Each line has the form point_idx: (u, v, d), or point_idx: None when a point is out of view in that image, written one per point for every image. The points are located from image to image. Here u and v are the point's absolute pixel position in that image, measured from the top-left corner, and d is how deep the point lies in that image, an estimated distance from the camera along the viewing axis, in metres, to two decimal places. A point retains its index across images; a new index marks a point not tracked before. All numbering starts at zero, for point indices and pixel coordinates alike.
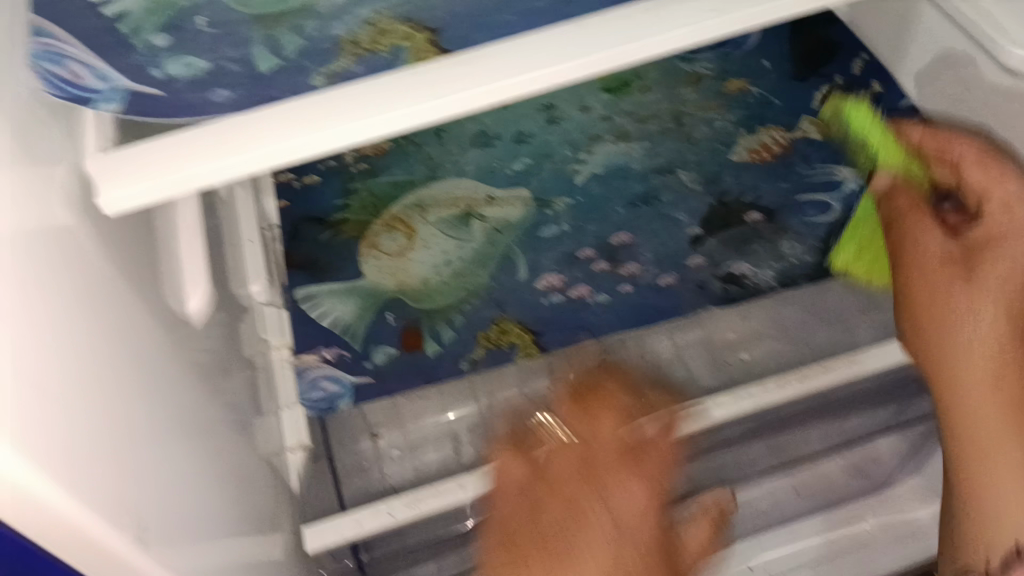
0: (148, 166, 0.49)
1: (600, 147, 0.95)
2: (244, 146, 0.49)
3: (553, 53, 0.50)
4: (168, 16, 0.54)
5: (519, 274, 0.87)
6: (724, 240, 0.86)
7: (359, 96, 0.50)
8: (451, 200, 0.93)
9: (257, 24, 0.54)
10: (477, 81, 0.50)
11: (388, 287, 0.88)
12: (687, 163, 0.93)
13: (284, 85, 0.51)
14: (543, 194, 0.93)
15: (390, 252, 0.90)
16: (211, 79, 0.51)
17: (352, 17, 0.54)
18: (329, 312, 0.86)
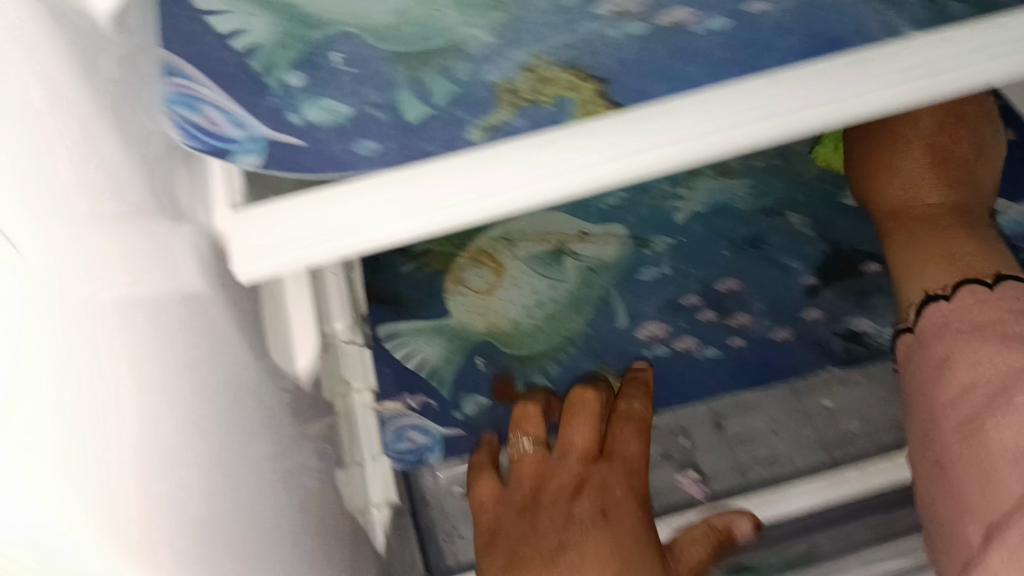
0: (283, 231, 0.45)
1: (700, 183, 0.84)
2: (384, 209, 0.45)
3: (722, 114, 0.46)
4: (301, 48, 0.47)
5: (619, 321, 0.79)
6: (843, 292, 0.80)
7: (509, 155, 0.46)
8: (542, 234, 0.82)
9: (399, 63, 0.48)
10: (639, 144, 0.46)
11: (477, 328, 0.79)
12: (798, 205, 0.83)
13: (438, 138, 0.46)
14: (643, 232, 0.82)
15: (478, 289, 0.81)
16: (355, 130, 0.46)
17: (506, 59, 0.48)
18: (414, 353, 0.79)
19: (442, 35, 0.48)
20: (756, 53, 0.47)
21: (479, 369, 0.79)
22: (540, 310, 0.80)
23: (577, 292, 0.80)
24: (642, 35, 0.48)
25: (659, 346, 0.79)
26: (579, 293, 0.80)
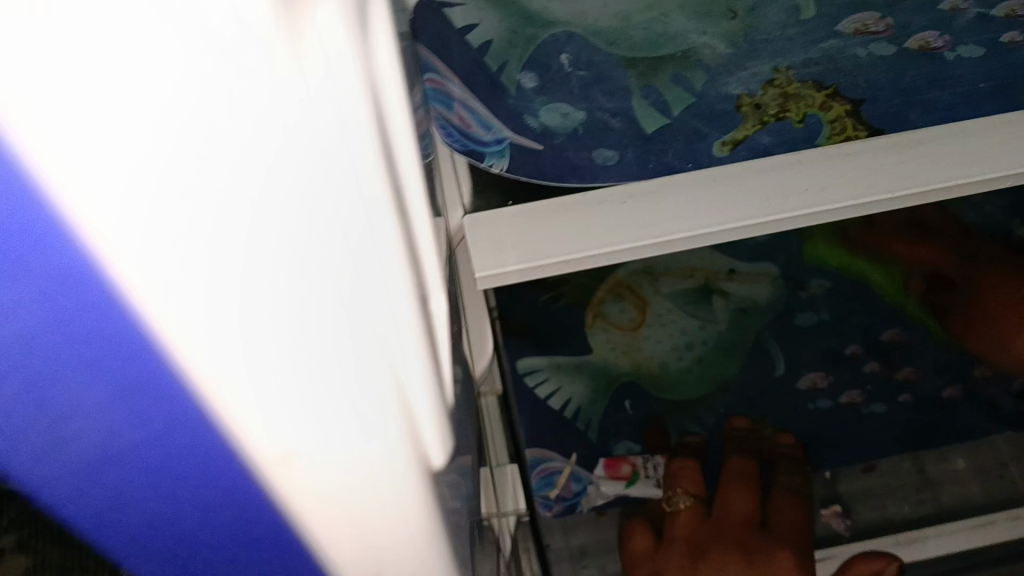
0: (532, 232, 0.42)
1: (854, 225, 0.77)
2: (633, 221, 0.42)
3: (978, 153, 0.43)
4: (531, 48, 0.46)
5: (775, 370, 0.74)
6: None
7: (769, 172, 0.43)
8: (687, 269, 0.79)
9: (631, 69, 0.46)
10: (902, 172, 0.43)
11: (623, 367, 0.75)
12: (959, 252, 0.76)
13: (680, 152, 0.43)
14: (794, 274, 0.78)
15: (621, 325, 0.76)
16: (593, 137, 0.43)
17: (746, 72, 0.45)
18: (561, 393, 0.73)
19: (677, 44, 0.47)
20: (1018, 85, 0.45)
21: (628, 413, 0.73)
22: (690, 352, 0.75)
23: (729, 335, 0.76)
24: (889, 56, 0.46)
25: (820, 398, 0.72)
26: (732, 338, 0.76)
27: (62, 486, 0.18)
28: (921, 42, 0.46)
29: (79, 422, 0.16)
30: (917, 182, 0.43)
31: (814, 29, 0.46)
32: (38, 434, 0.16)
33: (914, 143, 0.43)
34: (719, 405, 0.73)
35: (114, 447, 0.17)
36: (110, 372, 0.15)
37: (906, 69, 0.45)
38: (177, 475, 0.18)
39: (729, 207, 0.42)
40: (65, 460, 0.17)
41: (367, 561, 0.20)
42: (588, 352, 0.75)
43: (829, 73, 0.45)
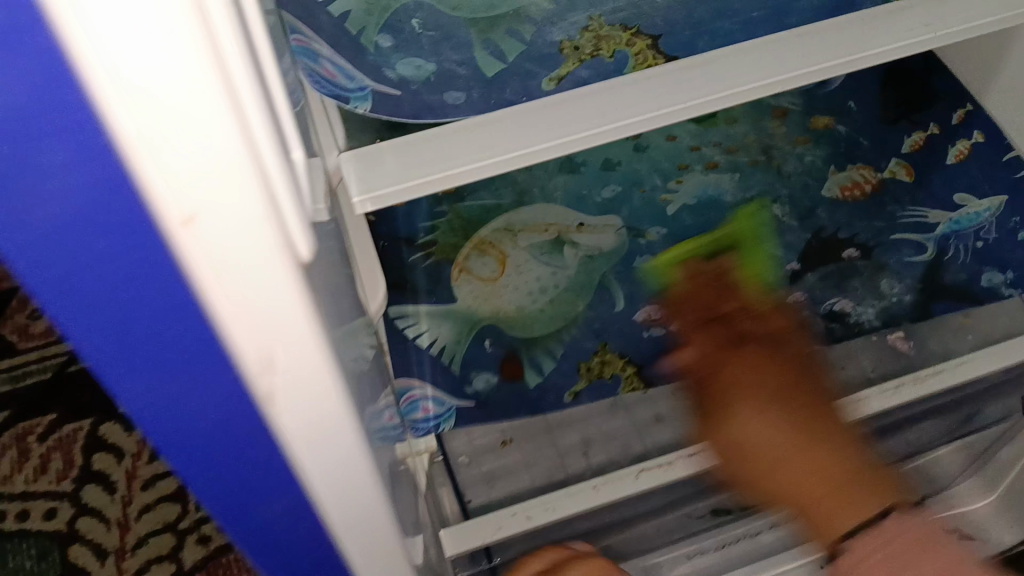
0: (412, 160, 0.49)
1: (690, 177, 0.91)
2: (488, 143, 0.49)
3: (763, 66, 0.51)
4: (384, 16, 0.54)
5: (615, 305, 0.84)
6: (825, 276, 0.85)
7: (590, 96, 0.51)
8: (544, 225, 0.88)
9: (472, 28, 0.55)
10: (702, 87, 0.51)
11: (483, 313, 0.83)
12: (780, 196, 0.89)
13: (516, 88, 0.52)
14: (637, 223, 0.88)
15: (482, 277, 0.85)
16: (441, 82, 0.52)
17: (568, 23, 0.55)
18: (429, 335, 0.81)
19: (508, 5, 0.56)
20: (783, 12, 0.54)
21: (487, 351, 0.81)
22: (544, 297, 0.84)
23: (577, 279, 0.85)
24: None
25: (655, 326, 0.83)
26: (579, 280, 0.85)
27: (31, 254, 0.23)
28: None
29: (60, 187, 0.22)
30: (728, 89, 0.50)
31: None
32: (21, 194, 0.21)
33: (708, 64, 0.52)
34: (567, 336, 0.82)
35: (72, 209, 0.22)
36: (85, 141, 0.21)
37: (694, 4, 0.55)
38: (126, 242, 0.23)
39: (563, 126, 0.49)
40: (42, 219, 0.22)
41: (261, 344, 0.26)
42: (454, 301, 0.83)
43: (631, 19, 0.55)
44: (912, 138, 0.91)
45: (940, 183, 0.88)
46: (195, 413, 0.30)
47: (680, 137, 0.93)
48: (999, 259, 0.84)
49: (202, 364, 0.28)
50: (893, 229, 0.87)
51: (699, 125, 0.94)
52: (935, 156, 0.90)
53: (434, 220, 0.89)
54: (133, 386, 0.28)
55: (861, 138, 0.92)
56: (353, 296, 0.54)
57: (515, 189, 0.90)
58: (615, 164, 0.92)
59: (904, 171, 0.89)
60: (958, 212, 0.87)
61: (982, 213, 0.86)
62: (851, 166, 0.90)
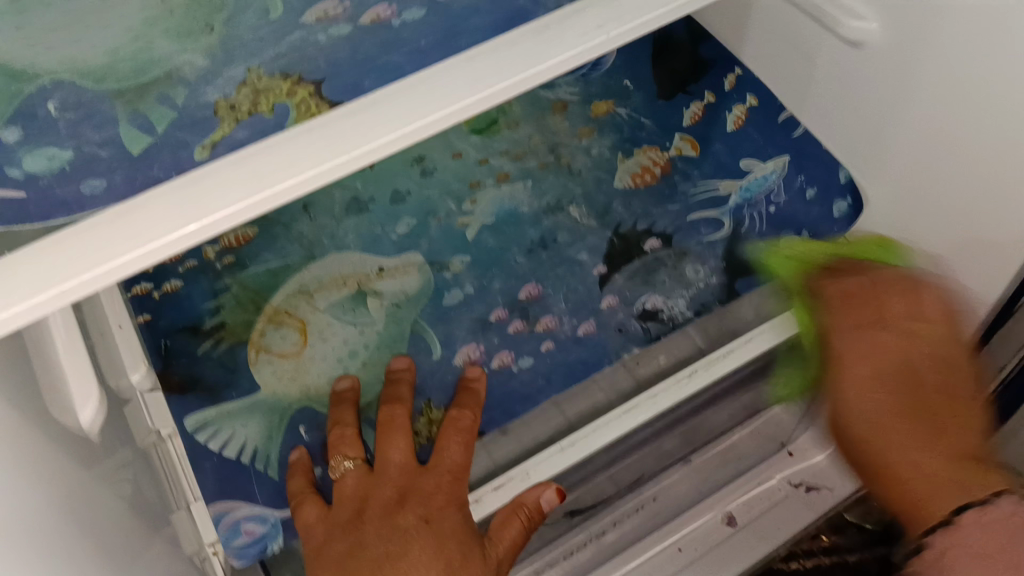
0: (41, 259, 0.42)
1: (483, 195, 0.79)
2: (138, 235, 0.43)
3: (440, 95, 0.47)
4: (14, 105, 0.48)
5: (432, 354, 0.70)
6: (631, 275, 0.73)
7: (241, 167, 0.45)
8: (340, 279, 0.74)
9: (118, 99, 0.49)
10: (366, 130, 0.46)
11: (292, 396, 0.69)
12: (575, 197, 0.78)
13: (164, 163, 0.46)
14: (438, 255, 0.75)
15: (284, 353, 0.70)
16: (79, 170, 0.46)
17: (224, 78, 0.49)
18: (232, 440, 0.66)
19: (160, 67, 0.50)
20: (453, 36, 0.50)
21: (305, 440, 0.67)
22: (355, 361, 0.70)
23: (386, 333, 0.71)
24: (347, 35, 0.51)
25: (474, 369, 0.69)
26: (388, 335, 0.71)
27: None
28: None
29: None
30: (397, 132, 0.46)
31: (281, 28, 0.51)
32: None
33: (373, 107, 0.47)
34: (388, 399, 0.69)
35: None
36: None
37: (360, 41, 0.50)
38: None
39: (225, 197, 0.44)
40: None
41: None
42: (256, 391, 0.69)
43: (296, 64, 0.49)
44: (691, 110, 0.82)
45: (727, 156, 0.78)
46: None
47: (465, 153, 0.81)
48: (795, 219, 0.74)
49: None
50: (690, 210, 0.76)
51: (482, 138, 0.83)
52: (711, 129, 0.80)
53: (217, 297, 0.74)
54: None
55: (646, 122, 0.82)
56: (21, 416, 0.48)
57: (302, 243, 0.76)
58: (403, 195, 0.79)
59: (688, 146, 0.80)
60: (746, 177, 0.77)
61: (770, 177, 0.76)
62: (638, 151, 0.80)
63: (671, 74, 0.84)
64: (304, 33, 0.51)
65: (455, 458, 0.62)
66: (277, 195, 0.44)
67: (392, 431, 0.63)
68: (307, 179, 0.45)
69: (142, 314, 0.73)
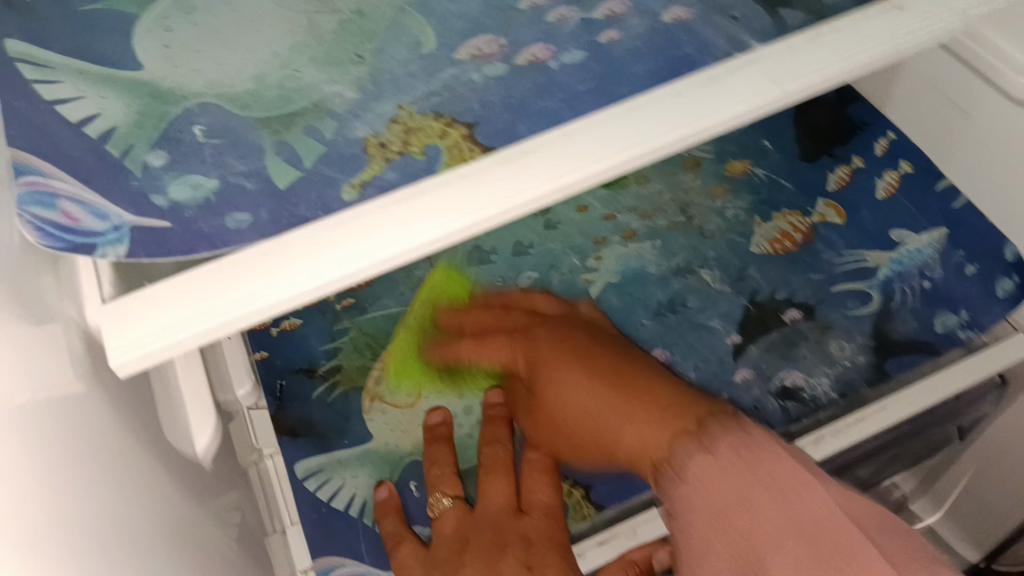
0: (184, 296, 0.42)
1: (607, 252, 0.75)
2: (285, 277, 0.42)
3: (602, 141, 0.43)
4: (159, 128, 0.45)
5: None
6: (768, 347, 0.69)
7: (389, 210, 0.43)
8: (459, 330, 0.70)
9: (263, 128, 0.46)
10: (527, 181, 0.43)
11: (404, 448, 0.66)
12: (707, 259, 0.74)
13: (310, 200, 0.44)
14: (558, 310, 0.71)
15: (399, 403, 0.68)
16: (224, 203, 0.44)
17: (373, 114, 0.47)
18: (341, 491, 0.64)
19: (306, 97, 0.47)
20: (613, 82, 0.46)
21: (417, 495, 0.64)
22: (471, 418, 0.67)
23: None
24: (501, 75, 0.47)
25: None
26: None
27: None
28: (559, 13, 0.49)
29: None
30: (552, 182, 0.43)
31: (434, 62, 0.48)
32: None
33: (531, 152, 0.44)
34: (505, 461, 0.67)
35: None
36: None
37: (515, 83, 0.46)
38: None
39: (373, 242, 0.42)
40: None
41: None
42: (368, 441, 0.67)
43: (448, 101, 0.47)
44: (838, 173, 0.76)
45: (875, 225, 0.73)
46: None
47: (591, 205, 0.78)
48: (950, 298, 0.67)
49: None
50: (833, 281, 0.71)
51: (609, 191, 0.79)
52: (862, 196, 0.75)
53: (335, 340, 0.72)
54: None
55: (788, 183, 0.77)
56: (150, 445, 0.47)
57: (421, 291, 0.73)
58: (526, 247, 0.76)
59: (834, 212, 0.75)
60: (898, 249, 0.71)
61: (924, 249, 0.70)
62: (777, 214, 0.75)
63: (818, 134, 0.79)
64: (458, 69, 0.47)
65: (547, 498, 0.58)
66: (427, 243, 0.43)
67: (492, 473, 0.60)
68: (458, 226, 0.43)
69: (259, 350, 0.72)
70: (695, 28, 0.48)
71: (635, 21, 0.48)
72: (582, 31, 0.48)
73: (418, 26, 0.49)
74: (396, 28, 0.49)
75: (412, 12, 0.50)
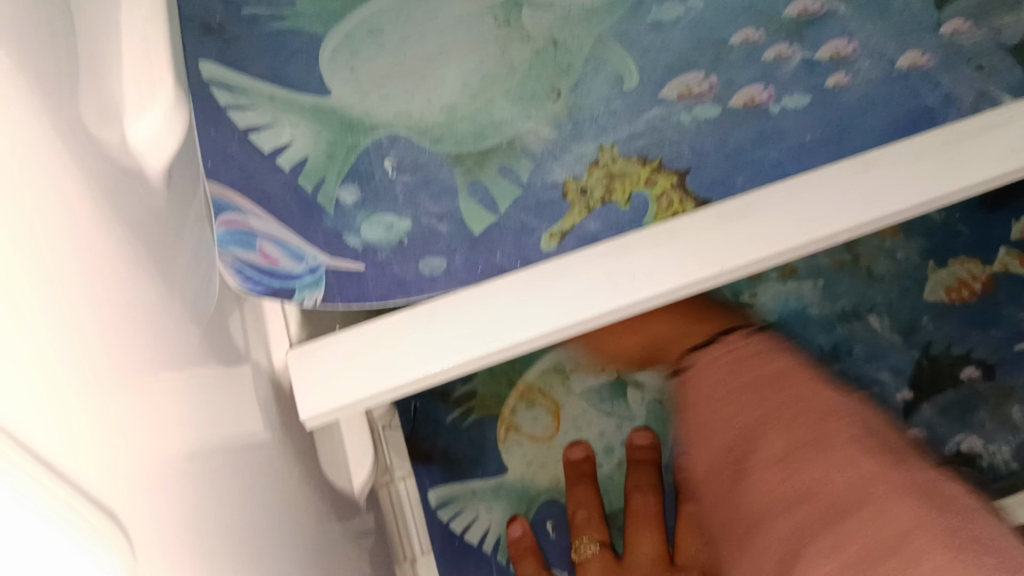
0: (370, 350, 0.40)
1: (765, 288, 0.77)
2: (478, 334, 0.40)
3: (828, 205, 0.41)
4: (350, 161, 0.45)
5: None
6: (943, 409, 0.71)
7: (595, 266, 0.40)
8: (599, 363, 0.76)
9: (458, 165, 0.45)
10: (750, 243, 0.40)
11: (541, 483, 0.72)
12: (876, 305, 0.76)
13: (508, 251, 0.42)
14: None
15: (534, 436, 0.73)
16: (418, 247, 0.42)
17: (572, 155, 0.45)
18: (477, 522, 0.70)
19: (502, 132, 0.46)
20: (845, 132, 0.44)
21: (552, 536, 0.71)
22: (610, 455, 0.73)
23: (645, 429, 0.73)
24: (715, 118, 0.45)
25: None
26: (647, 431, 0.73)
27: None
28: (779, 50, 0.47)
29: None
30: (778, 247, 0.40)
31: (638, 100, 0.46)
32: None
33: (751, 210, 0.41)
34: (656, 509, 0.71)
35: None
36: None
37: (730, 131, 0.44)
38: None
39: (583, 300, 0.40)
40: None
41: None
42: (504, 472, 0.72)
43: (654, 144, 0.44)
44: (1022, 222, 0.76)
45: None
46: None
47: None
48: None
49: None
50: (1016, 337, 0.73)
51: None
52: None
53: None
54: None
55: (964, 229, 0.77)
56: (314, 484, 0.47)
57: None
58: None
59: (1015, 262, 0.75)
60: None
61: None
62: (955, 260, 0.76)
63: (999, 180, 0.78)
64: (666, 108, 0.46)
65: (696, 556, 0.65)
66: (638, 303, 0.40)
67: (641, 524, 0.68)
68: (672, 288, 0.40)
69: None
70: (936, 77, 0.46)
71: (866, 66, 0.46)
72: (804, 72, 0.47)
73: (620, 60, 0.48)
74: (597, 61, 0.48)
75: (612, 43, 0.49)
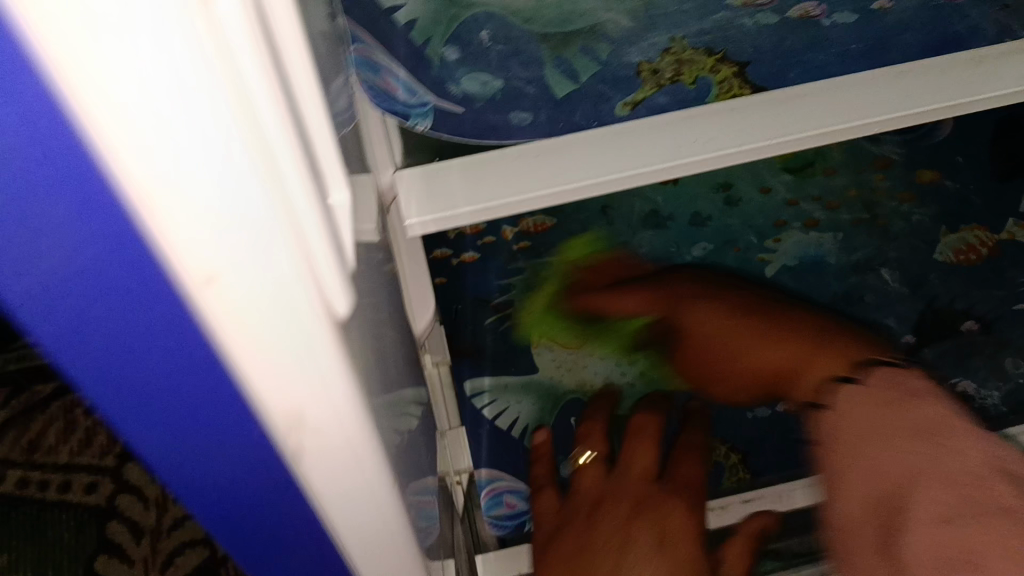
0: (481, 173, 0.48)
1: (788, 237, 0.79)
2: (568, 172, 0.47)
3: (865, 99, 0.48)
4: (452, 25, 0.51)
5: None
6: (942, 353, 0.74)
7: (663, 128, 0.48)
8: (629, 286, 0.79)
9: (544, 42, 0.51)
10: (797, 125, 0.48)
11: (568, 386, 0.76)
12: (889, 259, 0.78)
13: (586, 112, 0.49)
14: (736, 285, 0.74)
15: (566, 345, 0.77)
16: (509, 101, 0.49)
17: (647, 43, 0.51)
18: (509, 412, 0.74)
19: (583, 18, 0.52)
20: (885, 46, 0.50)
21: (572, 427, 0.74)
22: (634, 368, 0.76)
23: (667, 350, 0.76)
24: (774, 24, 0.51)
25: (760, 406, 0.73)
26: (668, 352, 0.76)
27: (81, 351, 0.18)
28: None
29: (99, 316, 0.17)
30: (819, 128, 0.47)
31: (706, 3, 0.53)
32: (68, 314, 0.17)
33: (800, 99, 0.49)
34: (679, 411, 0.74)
35: (69, 271, 0.16)
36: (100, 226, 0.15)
37: (787, 32, 0.51)
38: (128, 300, 0.17)
39: (657, 151, 0.48)
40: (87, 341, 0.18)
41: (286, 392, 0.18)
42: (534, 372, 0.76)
43: (719, 40, 0.51)
44: None
45: None
46: (211, 466, 0.22)
47: (776, 189, 0.81)
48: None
49: (219, 420, 0.20)
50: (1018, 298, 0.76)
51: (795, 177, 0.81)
52: None
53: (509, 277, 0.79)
54: (146, 438, 0.21)
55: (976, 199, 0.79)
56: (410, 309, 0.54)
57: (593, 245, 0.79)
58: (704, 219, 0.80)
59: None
60: None
61: None
62: (964, 228, 0.79)
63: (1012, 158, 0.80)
64: (730, 13, 0.52)
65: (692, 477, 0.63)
66: (701, 163, 0.48)
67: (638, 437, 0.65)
68: (730, 152, 0.47)
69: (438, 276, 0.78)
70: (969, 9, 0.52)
71: None
72: None
73: None
74: None
75: None
